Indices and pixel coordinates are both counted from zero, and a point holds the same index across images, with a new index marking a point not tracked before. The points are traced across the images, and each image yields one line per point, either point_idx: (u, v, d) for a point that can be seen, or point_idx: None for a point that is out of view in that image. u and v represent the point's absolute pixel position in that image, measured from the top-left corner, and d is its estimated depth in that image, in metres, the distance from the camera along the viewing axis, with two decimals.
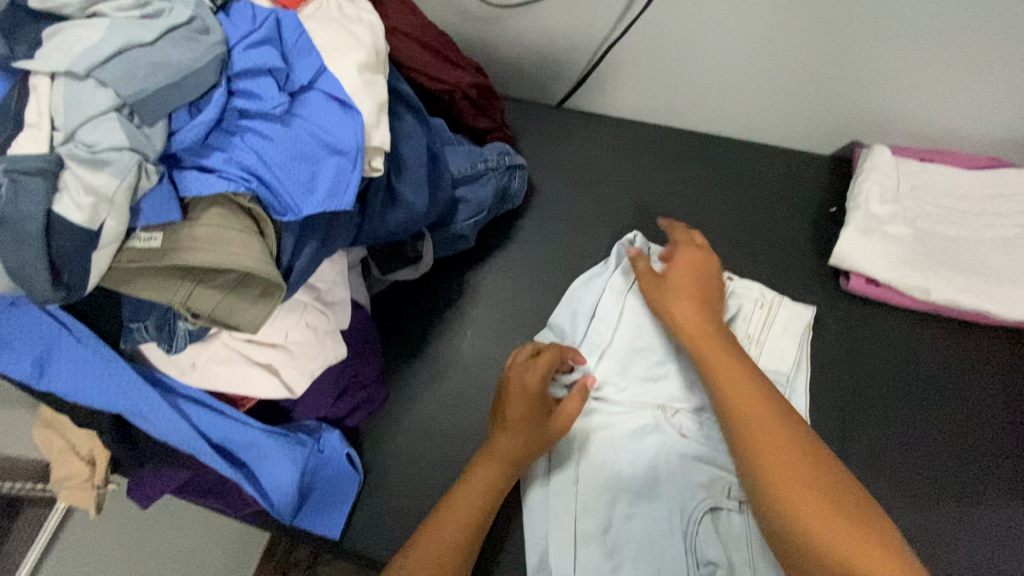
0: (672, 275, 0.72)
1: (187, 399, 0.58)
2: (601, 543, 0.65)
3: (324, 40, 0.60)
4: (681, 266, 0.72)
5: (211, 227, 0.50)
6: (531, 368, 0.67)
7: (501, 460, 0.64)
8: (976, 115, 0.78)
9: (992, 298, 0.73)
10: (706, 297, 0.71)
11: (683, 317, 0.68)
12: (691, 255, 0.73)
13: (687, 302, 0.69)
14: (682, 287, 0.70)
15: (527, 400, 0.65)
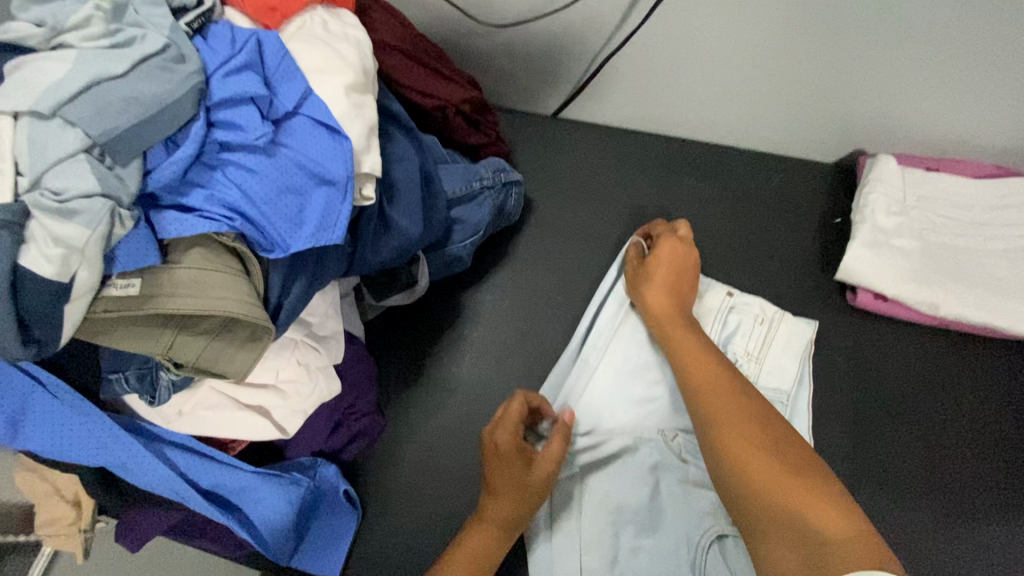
0: (649, 266, 0.69)
1: (174, 446, 0.55)
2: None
3: (309, 62, 0.57)
4: (659, 256, 0.69)
5: (192, 270, 0.47)
6: (503, 427, 0.62)
7: (494, 526, 0.60)
8: (985, 123, 0.75)
9: (1002, 314, 0.70)
10: (683, 288, 0.68)
11: (656, 307, 0.67)
12: (670, 242, 0.69)
13: (662, 292, 0.67)
14: (659, 276, 0.68)
15: (507, 462, 0.61)
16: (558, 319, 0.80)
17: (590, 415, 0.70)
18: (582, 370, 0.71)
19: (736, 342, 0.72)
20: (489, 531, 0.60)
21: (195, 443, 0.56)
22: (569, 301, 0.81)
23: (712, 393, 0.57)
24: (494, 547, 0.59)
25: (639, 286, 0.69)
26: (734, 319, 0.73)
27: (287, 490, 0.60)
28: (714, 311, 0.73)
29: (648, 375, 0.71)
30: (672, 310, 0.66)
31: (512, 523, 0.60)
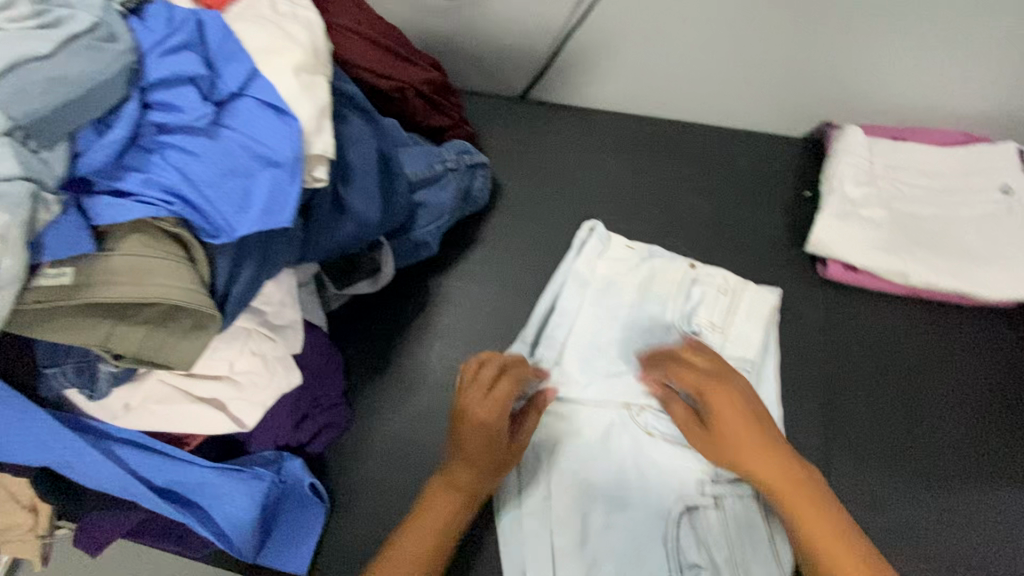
0: (725, 430, 0.61)
1: (123, 443, 0.54)
2: (579, 561, 0.62)
3: (254, 41, 0.55)
4: (726, 419, 0.61)
5: (129, 257, 0.45)
6: (494, 403, 0.60)
7: (461, 488, 0.60)
8: (947, 89, 0.75)
9: (971, 280, 0.69)
10: (773, 434, 0.60)
11: (781, 486, 0.58)
12: (720, 389, 0.62)
13: (764, 459, 0.59)
14: (746, 450, 0.60)
15: (485, 433, 0.60)
16: (528, 302, 0.78)
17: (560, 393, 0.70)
18: (549, 347, 0.72)
19: (701, 313, 0.73)
20: (447, 493, 0.60)
21: (145, 439, 0.54)
22: (539, 283, 0.80)
23: (830, 541, 0.55)
24: (459, 508, 0.60)
25: (732, 455, 0.60)
26: (698, 292, 0.74)
27: (247, 485, 0.58)
28: (679, 283, 0.74)
29: (614, 351, 0.72)
30: (784, 475, 0.58)
31: (473, 486, 0.61)
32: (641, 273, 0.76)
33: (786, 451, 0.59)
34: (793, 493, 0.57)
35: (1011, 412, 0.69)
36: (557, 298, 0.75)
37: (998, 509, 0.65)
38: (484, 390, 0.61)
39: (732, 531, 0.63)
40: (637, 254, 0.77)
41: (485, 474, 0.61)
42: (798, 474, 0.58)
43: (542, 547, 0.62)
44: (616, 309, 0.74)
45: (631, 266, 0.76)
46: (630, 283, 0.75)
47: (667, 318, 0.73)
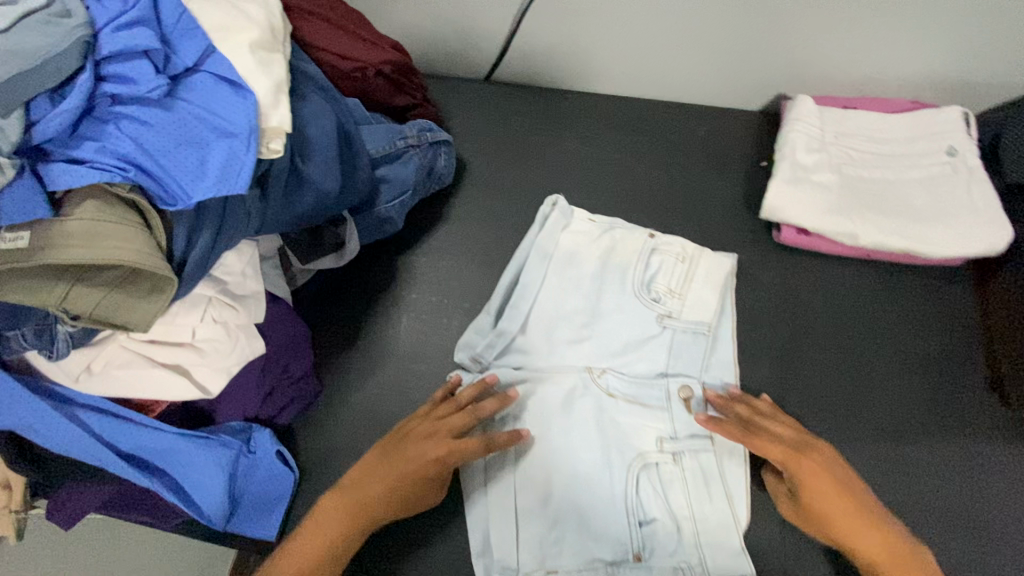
0: (818, 502, 0.58)
1: (88, 408, 0.56)
2: (541, 519, 0.63)
3: (210, 19, 0.56)
4: (821, 493, 0.58)
5: (85, 221, 0.47)
6: (448, 453, 0.59)
7: (363, 505, 0.58)
8: (892, 58, 0.77)
9: (917, 237, 0.71)
10: (865, 502, 0.58)
11: (887, 564, 0.56)
12: (808, 462, 0.59)
13: (873, 533, 0.57)
14: (843, 523, 0.57)
15: (420, 471, 0.59)
16: (494, 275, 0.80)
17: (523, 361, 0.71)
18: (512, 321, 0.72)
19: (660, 283, 0.74)
20: (353, 513, 0.58)
21: (109, 405, 0.56)
22: (504, 256, 0.81)
23: None
24: (352, 529, 0.58)
25: (827, 528, 0.58)
26: (656, 262, 0.75)
27: (214, 451, 0.59)
28: (638, 253, 0.75)
29: (577, 320, 0.72)
30: (883, 550, 0.56)
31: (382, 514, 0.59)
32: (602, 245, 0.76)
33: (883, 521, 0.57)
34: (894, 566, 0.55)
35: (961, 359, 0.71)
36: (519, 271, 0.75)
37: (954, 457, 0.66)
38: (446, 432, 0.61)
39: (689, 478, 0.64)
40: (600, 226, 0.77)
41: (395, 506, 0.59)
42: (892, 543, 0.56)
43: (506, 506, 0.63)
44: (579, 281, 0.74)
45: (592, 237, 0.76)
46: (591, 254, 0.76)
47: (627, 288, 0.74)
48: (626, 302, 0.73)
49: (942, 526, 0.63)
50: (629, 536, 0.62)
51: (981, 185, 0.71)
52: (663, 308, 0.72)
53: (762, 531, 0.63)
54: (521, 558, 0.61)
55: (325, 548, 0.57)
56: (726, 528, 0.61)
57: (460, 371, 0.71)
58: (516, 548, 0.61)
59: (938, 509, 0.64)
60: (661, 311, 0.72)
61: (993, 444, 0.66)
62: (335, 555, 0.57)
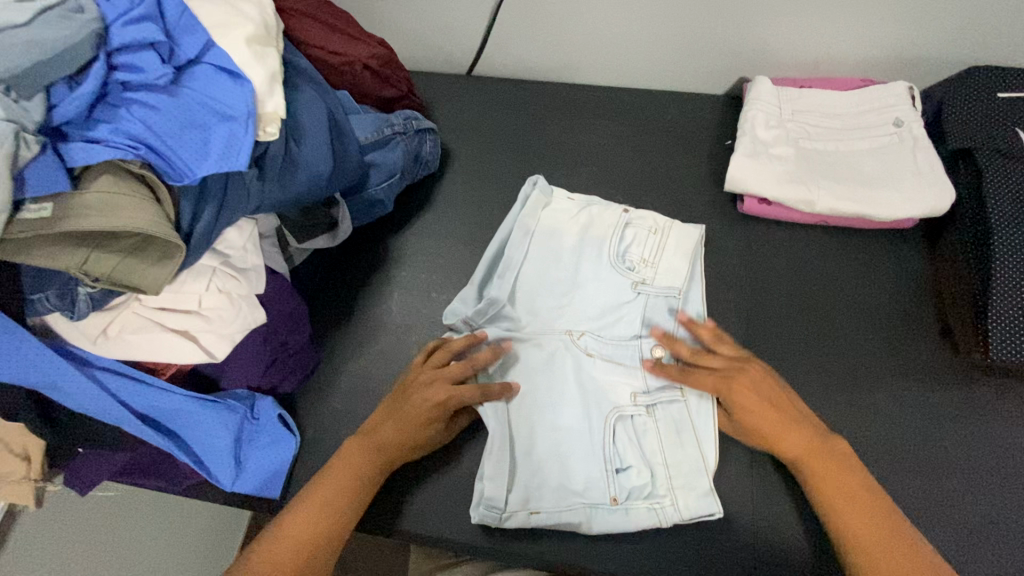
0: (750, 415, 0.64)
1: (105, 370, 0.61)
2: (527, 467, 0.68)
3: (210, 17, 0.61)
4: (752, 406, 0.64)
5: (102, 194, 0.52)
6: (451, 396, 0.66)
7: (374, 444, 0.65)
8: (840, 40, 0.84)
9: (870, 203, 0.76)
10: (791, 410, 0.64)
11: (812, 459, 0.62)
12: (739, 380, 0.65)
13: (800, 436, 0.63)
14: (774, 430, 0.63)
15: (426, 411, 0.66)
16: (480, 252, 0.85)
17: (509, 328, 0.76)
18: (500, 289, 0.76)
19: (633, 253, 0.78)
20: (365, 453, 0.64)
21: (125, 368, 0.61)
22: (489, 235, 0.86)
23: (860, 514, 0.59)
24: (360, 466, 0.63)
25: (761, 437, 0.64)
26: (630, 233, 0.79)
27: (222, 413, 0.64)
28: (613, 227, 0.79)
29: (558, 291, 0.77)
30: (810, 448, 0.62)
31: (393, 453, 0.65)
32: (579, 220, 0.80)
33: (804, 423, 0.64)
34: (818, 460, 0.62)
35: (913, 311, 0.76)
36: (502, 246, 0.80)
37: (912, 402, 0.71)
38: (447, 376, 0.68)
39: (662, 427, 0.69)
40: (578, 201, 0.82)
41: (407, 446, 0.66)
42: (816, 440, 0.63)
43: (505, 456, 0.67)
44: (559, 253, 0.79)
45: (571, 213, 0.81)
46: (569, 229, 0.80)
47: (603, 259, 0.78)
48: (603, 271, 0.78)
49: (900, 464, 0.68)
50: (607, 481, 0.66)
51: (925, 152, 0.78)
52: (637, 275, 0.77)
53: (727, 472, 0.69)
54: (510, 499, 0.66)
55: (331, 489, 0.61)
56: (697, 472, 0.66)
57: (451, 331, 0.76)
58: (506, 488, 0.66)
59: (895, 446, 0.69)
60: (635, 278, 0.77)
61: (945, 385, 0.72)
62: (346, 490, 0.62)
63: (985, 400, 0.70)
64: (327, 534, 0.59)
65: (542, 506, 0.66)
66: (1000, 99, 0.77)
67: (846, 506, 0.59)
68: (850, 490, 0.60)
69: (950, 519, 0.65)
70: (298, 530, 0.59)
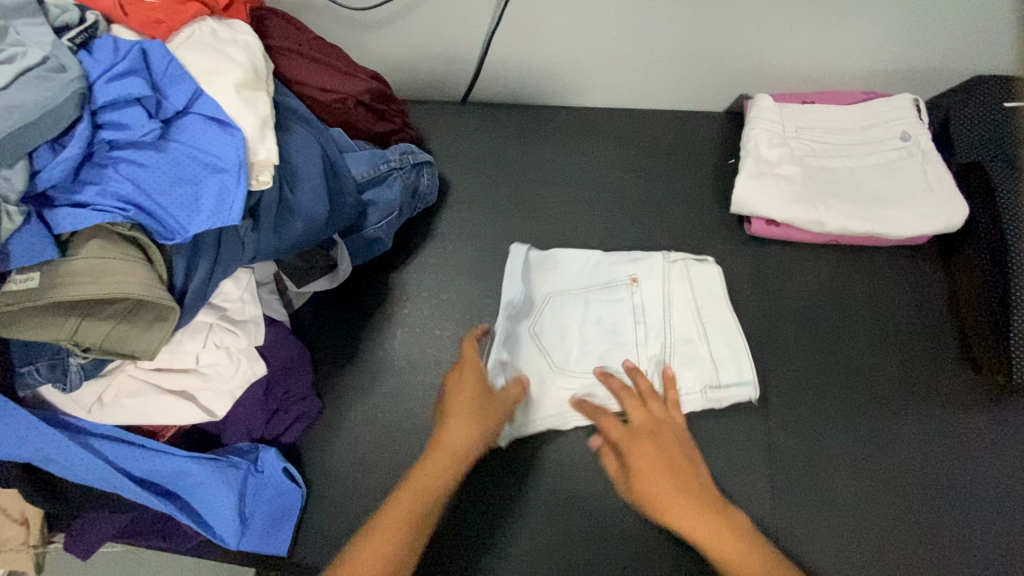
0: (643, 483, 0.61)
1: (101, 437, 0.60)
2: (539, 351, 0.74)
3: (198, 65, 0.60)
4: (646, 476, 0.61)
5: (90, 259, 0.51)
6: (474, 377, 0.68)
7: (446, 453, 0.63)
8: (842, 54, 0.82)
9: (880, 220, 0.74)
10: (690, 479, 0.61)
11: (707, 532, 0.58)
12: (636, 445, 0.63)
13: (694, 511, 0.58)
14: (669, 503, 0.59)
15: (471, 385, 0.67)
16: (483, 285, 0.82)
17: (527, 415, 0.71)
18: (512, 340, 0.75)
19: (648, 307, 0.75)
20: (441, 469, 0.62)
21: (120, 433, 0.60)
22: (491, 267, 0.84)
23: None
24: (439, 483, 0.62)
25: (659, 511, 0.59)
26: (641, 287, 0.76)
27: (222, 471, 0.62)
28: (615, 292, 0.77)
29: (572, 375, 0.73)
30: (695, 511, 0.58)
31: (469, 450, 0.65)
32: (579, 292, 0.78)
33: (701, 496, 0.59)
34: (724, 542, 0.57)
35: (930, 332, 0.74)
36: (507, 332, 0.76)
37: (934, 428, 0.69)
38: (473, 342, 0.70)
39: (667, 320, 0.74)
40: (583, 261, 0.80)
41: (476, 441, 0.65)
42: (713, 518, 0.58)
43: (521, 361, 0.74)
44: (570, 320, 0.76)
45: (574, 273, 0.79)
46: (570, 304, 0.77)
47: (611, 332, 0.75)
48: (619, 334, 0.74)
49: (924, 494, 0.66)
50: (620, 355, 0.73)
51: (935, 166, 0.76)
52: (653, 334, 0.74)
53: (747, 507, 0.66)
54: (526, 351, 0.75)
55: (404, 515, 0.59)
56: (703, 332, 0.73)
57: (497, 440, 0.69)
58: (516, 350, 0.75)
59: (917, 473, 0.67)
60: (653, 338, 0.74)
61: (970, 410, 0.69)
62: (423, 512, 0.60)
63: (1010, 421, 0.68)
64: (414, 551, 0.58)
65: (556, 367, 0.73)
66: (1006, 109, 0.75)
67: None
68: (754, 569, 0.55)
69: (976, 549, 0.63)
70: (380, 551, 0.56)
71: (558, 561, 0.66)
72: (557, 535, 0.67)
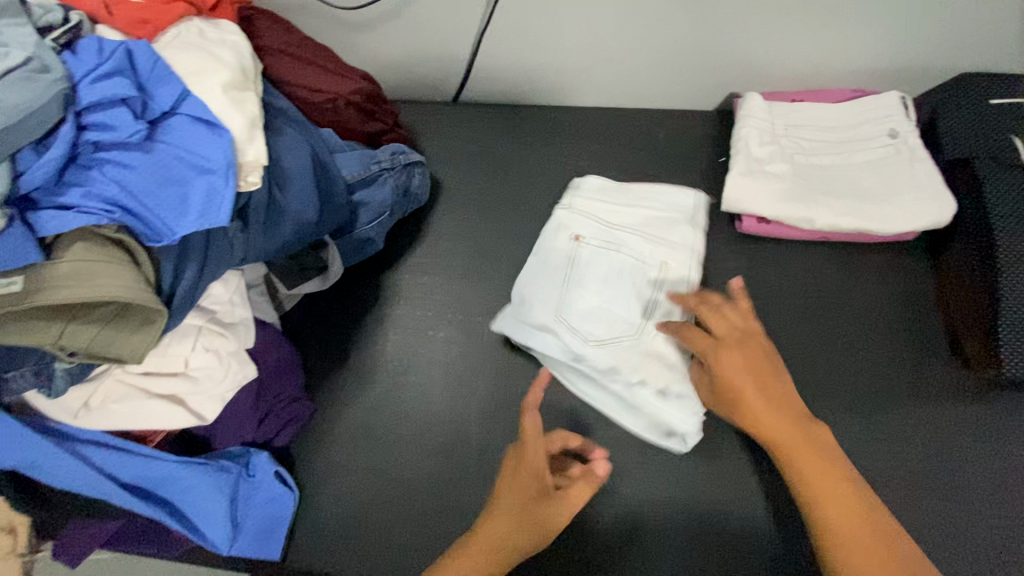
0: (726, 380, 0.62)
1: (88, 443, 0.59)
2: (590, 318, 0.74)
3: (186, 66, 0.59)
4: (729, 376, 0.61)
5: (74, 262, 0.50)
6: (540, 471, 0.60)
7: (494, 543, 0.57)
8: (830, 53, 0.82)
9: (870, 216, 0.75)
10: (773, 381, 0.61)
11: (791, 432, 0.58)
12: (722, 347, 0.63)
13: (777, 412, 0.59)
14: (753, 401, 0.60)
15: (525, 480, 0.59)
16: (475, 285, 0.82)
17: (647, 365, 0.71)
18: (565, 335, 0.73)
19: (609, 242, 0.79)
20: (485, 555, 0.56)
21: (107, 438, 0.60)
22: (484, 267, 0.83)
23: (845, 506, 0.54)
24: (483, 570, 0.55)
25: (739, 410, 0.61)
26: (583, 237, 0.80)
27: (212, 476, 0.62)
28: (572, 249, 0.79)
29: (640, 325, 0.74)
30: (778, 410, 0.59)
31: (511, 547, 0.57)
32: (557, 277, 0.77)
33: (786, 401, 0.60)
34: (801, 445, 0.58)
35: (920, 327, 0.75)
36: (550, 330, 0.74)
37: (927, 422, 0.69)
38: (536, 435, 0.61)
39: (617, 228, 0.80)
40: (530, 262, 0.80)
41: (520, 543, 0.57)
42: (798, 423, 0.59)
43: (581, 335, 0.73)
44: (589, 296, 0.76)
45: (537, 271, 0.78)
46: (563, 288, 0.76)
47: (604, 279, 0.77)
48: (625, 270, 0.77)
49: (917, 488, 0.66)
50: (627, 281, 0.77)
51: (923, 163, 0.76)
52: (637, 256, 0.78)
53: (741, 502, 0.67)
54: (591, 339, 0.73)
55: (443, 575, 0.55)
56: (648, 218, 0.81)
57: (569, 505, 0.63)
58: (583, 338, 0.73)
59: (911, 468, 0.67)
60: (645, 251, 0.78)
61: (961, 404, 0.70)
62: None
63: (1000, 414, 0.69)
64: None
65: (628, 333, 0.73)
66: (993, 105, 0.76)
67: (820, 487, 0.56)
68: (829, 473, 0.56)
69: (971, 541, 0.63)
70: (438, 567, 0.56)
71: (550, 560, 0.66)
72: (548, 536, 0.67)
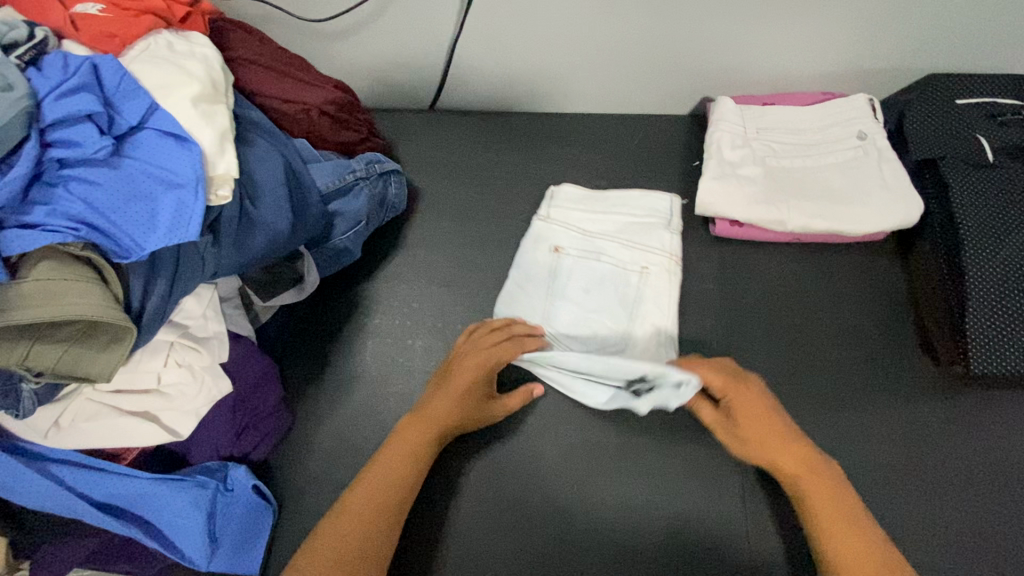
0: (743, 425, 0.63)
1: (59, 462, 0.60)
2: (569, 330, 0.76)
3: (154, 80, 0.59)
4: (744, 417, 0.63)
5: (41, 281, 0.50)
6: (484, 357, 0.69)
7: (433, 419, 0.67)
8: (800, 57, 0.84)
9: (840, 218, 0.76)
10: (782, 418, 0.63)
11: (803, 468, 0.61)
12: (738, 387, 0.64)
13: (789, 447, 0.62)
14: (767, 440, 0.62)
15: (472, 381, 0.68)
16: (454, 292, 0.82)
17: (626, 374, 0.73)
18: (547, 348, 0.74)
19: (587, 251, 0.80)
20: (424, 431, 0.66)
21: (77, 456, 0.60)
22: (462, 274, 0.84)
23: (849, 533, 0.57)
24: (424, 446, 0.66)
25: (754, 450, 0.63)
26: (563, 247, 0.81)
27: (189, 492, 0.61)
28: (553, 260, 0.80)
29: (621, 334, 0.75)
30: (789, 444, 0.62)
31: (449, 425, 0.67)
32: (538, 290, 0.79)
33: (801, 436, 0.63)
34: (813, 477, 0.60)
35: (890, 325, 0.76)
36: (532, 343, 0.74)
37: (898, 417, 0.70)
38: (481, 345, 0.70)
39: (596, 234, 0.81)
40: (512, 275, 0.80)
41: (464, 417, 0.68)
42: (810, 459, 0.61)
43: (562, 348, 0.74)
44: (569, 308, 0.77)
45: (518, 286, 0.79)
46: (544, 300, 0.78)
47: (583, 289, 0.78)
48: (603, 279, 0.78)
49: (887, 483, 0.67)
50: (605, 289, 0.78)
51: (890, 163, 0.78)
52: (615, 264, 0.79)
53: (719, 504, 0.66)
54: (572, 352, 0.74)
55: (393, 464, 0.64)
56: (625, 224, 0.81)
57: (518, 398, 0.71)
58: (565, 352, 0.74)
59: (882, 464, 0.68)
60: (623, 258, 0.79)
61: (931, 399, 0.71)
62: (412, 471, 0.64)
63: (967, 408, 0.70)
64: (405, 495, 0.63)
65: (607, 342, 0.75)
66: (960, 105, 0.78)
67: (825, 515, 0.58)
68: (833, 497, 0.59)
69: (940, 536, 0.64)
70: (394, 463, 0.64)
71: (529, 568, 0.65)
72: (531, 545, 0.66)
